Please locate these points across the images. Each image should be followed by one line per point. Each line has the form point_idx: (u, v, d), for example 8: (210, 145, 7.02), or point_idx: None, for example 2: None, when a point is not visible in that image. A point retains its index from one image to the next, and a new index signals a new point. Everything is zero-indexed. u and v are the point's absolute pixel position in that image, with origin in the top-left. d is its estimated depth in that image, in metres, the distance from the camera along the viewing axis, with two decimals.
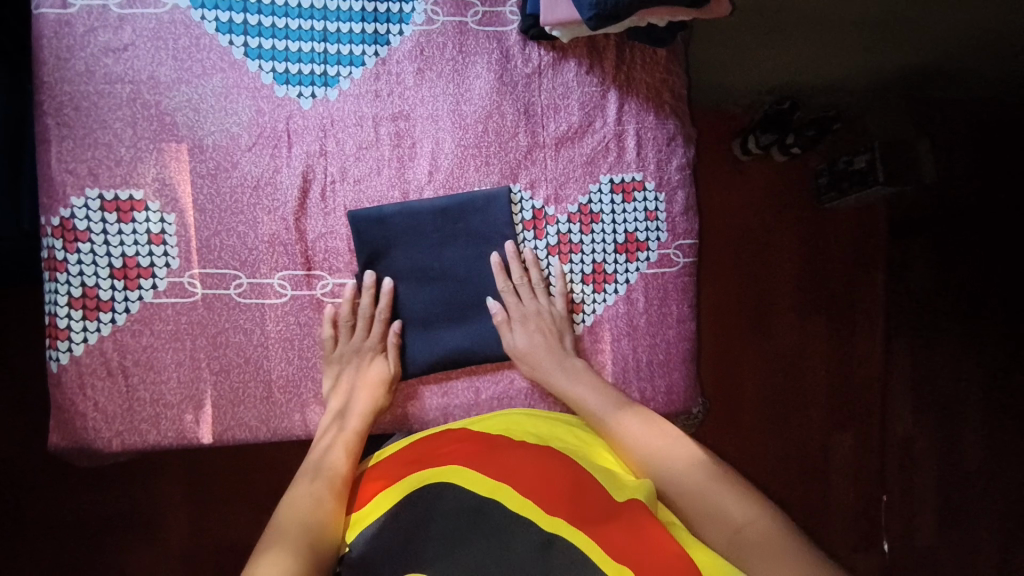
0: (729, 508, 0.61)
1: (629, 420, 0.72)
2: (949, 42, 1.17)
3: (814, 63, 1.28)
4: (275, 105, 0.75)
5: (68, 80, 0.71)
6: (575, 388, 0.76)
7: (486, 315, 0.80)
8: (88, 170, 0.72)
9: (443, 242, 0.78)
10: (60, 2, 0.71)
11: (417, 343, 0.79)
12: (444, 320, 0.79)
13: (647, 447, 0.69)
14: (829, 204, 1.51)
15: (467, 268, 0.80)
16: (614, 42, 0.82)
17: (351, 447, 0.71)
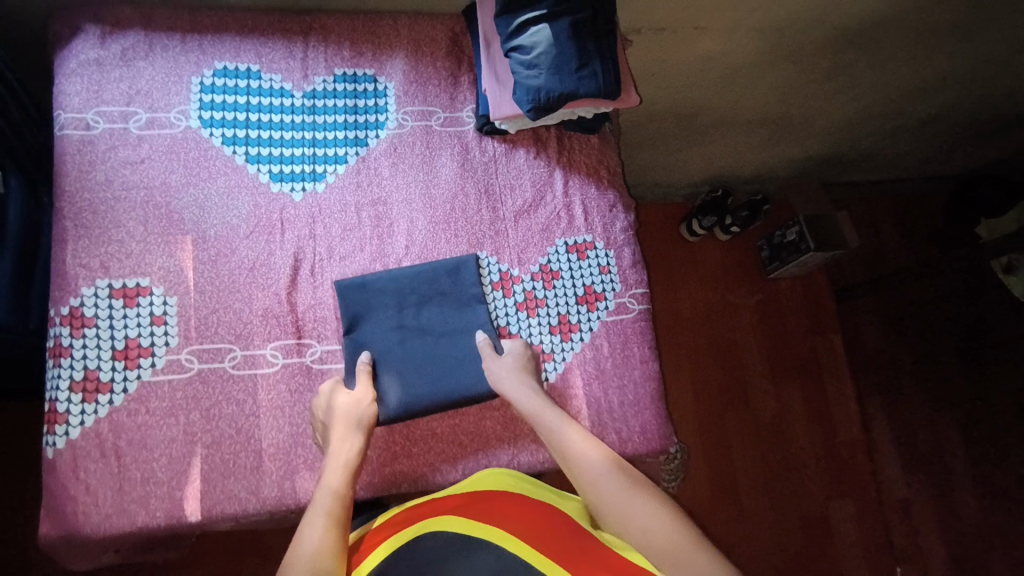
0: (661, 536, 0.62)
1: (576, 440, 0.75)
2: (822, 109, 1.46)
3: (730, 149, 1.57)
4: (271, 199, 0.87)
5: (89, 191, 0.83)
6: (537, 408, 0.79)
7: (463, 359, 0.86)
8: (100, 264, 0.80)
9: (420, 301, 0.88)
10: (85, 127, 0.85)
11: (400, 387, 0.83)
12: (423, 366, 0.85)
13: (593, 472, 0.71)
14: (773, 270, 1.67)
15: (443, 321, 0.88)
16: (554, 134, 0.99)
17: (348, 467, 0.74)
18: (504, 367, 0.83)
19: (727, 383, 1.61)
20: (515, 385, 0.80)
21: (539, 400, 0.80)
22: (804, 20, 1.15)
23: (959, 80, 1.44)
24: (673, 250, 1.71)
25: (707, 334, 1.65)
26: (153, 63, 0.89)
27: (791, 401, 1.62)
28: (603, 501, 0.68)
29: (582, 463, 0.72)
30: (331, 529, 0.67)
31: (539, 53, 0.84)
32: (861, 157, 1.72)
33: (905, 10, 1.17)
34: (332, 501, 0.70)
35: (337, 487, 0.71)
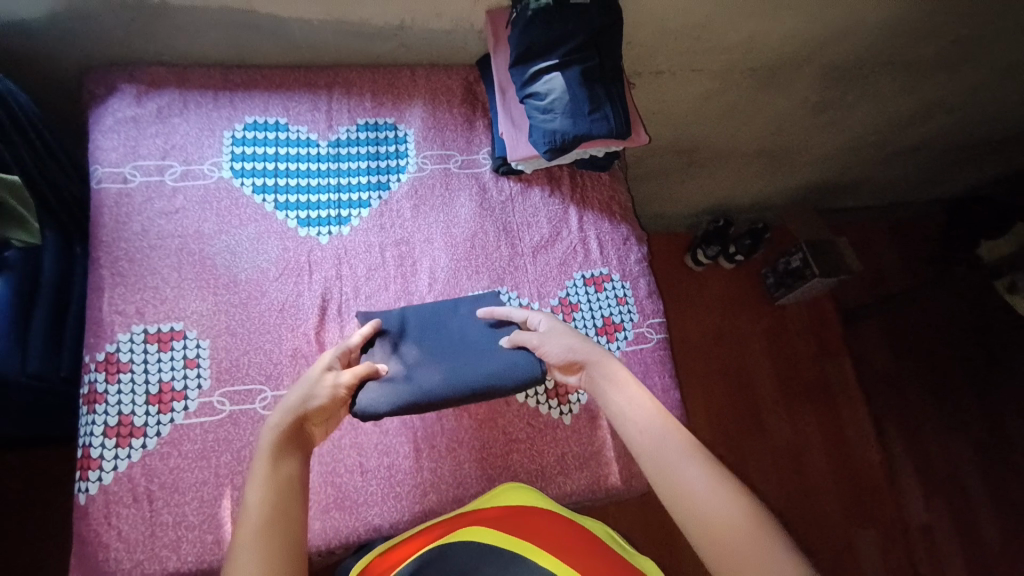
0: (721, 515, 0.58)
1: (635, 400, 0.70)
2: (813, 139, 1.54)
3: (726, 182, 1.65)
4: (299, 243, 0.90)
5: (125, 240, 0.86)
6: (596, 369, 0.74)
7: (485, 351, 0.82)
8: (135, 310, 0.83)
9: (441, 313, 0.87)
10: (123, 180, 0.89)
11: (419, 377, 0.79)
12: (450, 365, 0.81)
13: (654, 438, 0.66)
14: (781, 297, 1.70)
15: (465, 330, 0.85)
16: (567, 173, 1.04)
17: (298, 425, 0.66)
18: (553, 332, 0.79)
19: (742, 411, 1.61)
20: (575, 345, 0.77)
21: (603, 360, 0.75)
22: (794, 60, 1.24)
23: (943, 110, 1.53)
24: (680, 280, 1.74)
25: (718, 362, 1.66)
26: (186, 118, 0.94)
27: (807, 426, 1.62)
28: (657, 464, 0.64)
29: (639, 427, 0.68)
30: (277, 489, 0.60)
31: (553, 99, 0.89)
32: (852, 185, 1.81)
33: (887, 47, 1.26)
34: (279, 461, 0.62)
35: (288, 445, 0.64)
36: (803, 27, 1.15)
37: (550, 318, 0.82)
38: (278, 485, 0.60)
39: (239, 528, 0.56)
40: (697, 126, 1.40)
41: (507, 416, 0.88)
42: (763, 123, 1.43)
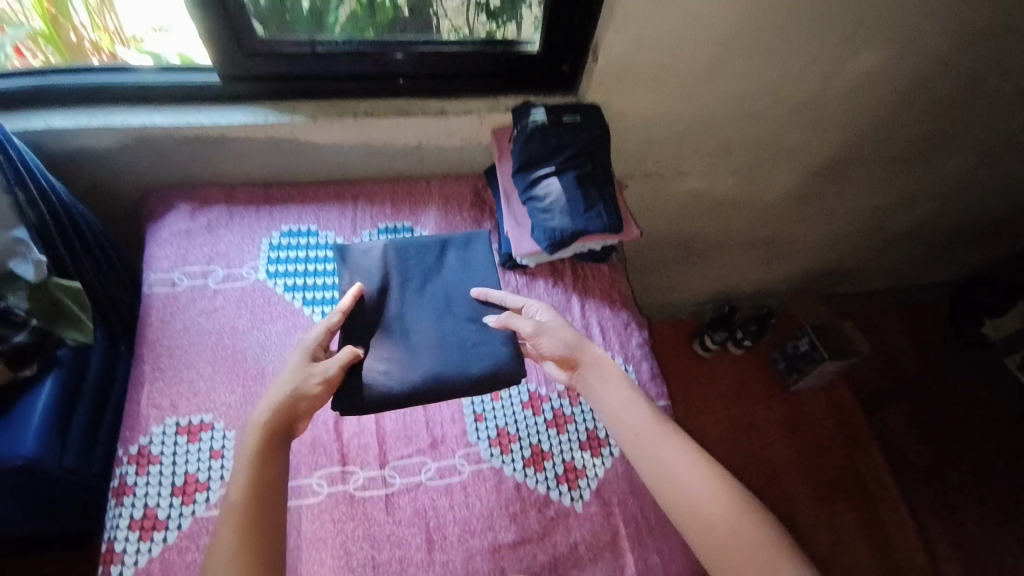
0: (696, 485, 0.80)
1: (625, 398, 0.88)
2: (801, 229, 1.65)
3: (727, 271, 1.76)
4: None
5: (168, 338, 0.95)
6: (593, 370, 0.90)
7: (471, 331, 0.93)
8: (170, 403, 0.89)
9: (429, 284, 0.97)
10: (171, 284, 0.99)
11: (416, 347, 0.90)
12: (441, 339, 0.91)
13: (644, 429, 0.85)
14: (794, 382, 1.73)
15: (453, 301, 0.96)
16: (569, 265, 1.13)
17: (274, 429, 0.79)
18: (555, 325, 0.93)
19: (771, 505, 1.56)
20: (574, 341, 0.92)
21: (601, 360, 0.91)
22: (771, 160, 1.37)
23: (922, 200, 1.64)
24: (688, 364, 1.82)
25: (738, 450, 1.66)
26: (230, 229, 1.06)
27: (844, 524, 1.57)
28: (649, 451, 0.84)
29: (630, 421, 0.86)
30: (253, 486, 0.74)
31: (552, 201, 1.02)
32: (850, 272, 1.90)
33: (857, 148, 1.39)
34: (256, 462, 0.76)
35: (264, 447, 0.77)
36: (775, 134, 1.30)
37: (549, 311, 0.95)
38: (252, 483, 0.74)
39: (226, 519, 0.72)
40: (689, 220, 1.52)
41: (519, 503, 0.89)
42: (752, 217, 1.55)
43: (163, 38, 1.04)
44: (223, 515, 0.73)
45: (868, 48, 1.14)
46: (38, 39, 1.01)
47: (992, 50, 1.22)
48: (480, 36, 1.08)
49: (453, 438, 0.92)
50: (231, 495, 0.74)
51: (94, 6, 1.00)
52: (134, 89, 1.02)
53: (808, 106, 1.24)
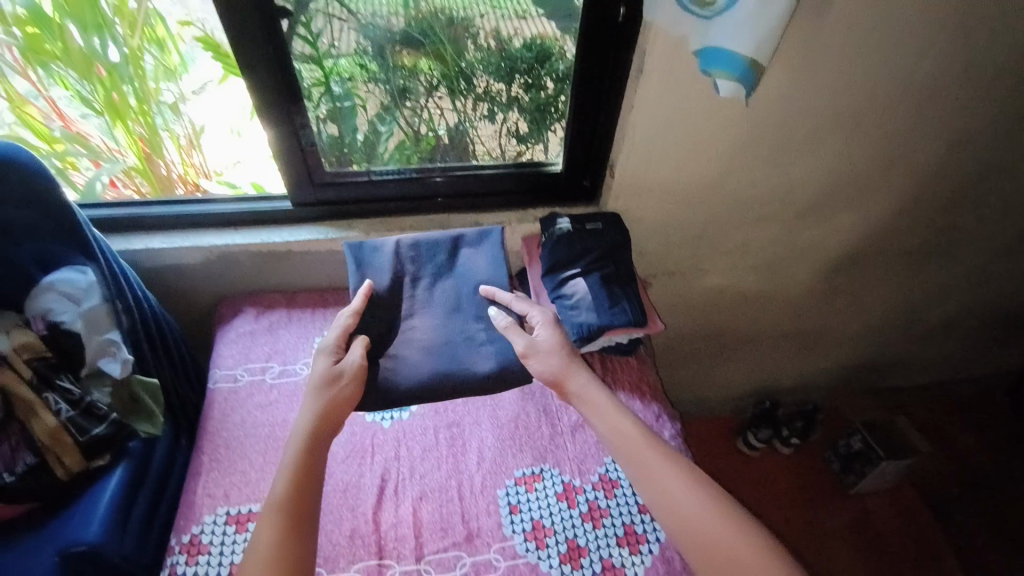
0: (685, 500, 0.84)
1: (613, 418, 0.94)
2: (831, 323, 1.69)
3: (766, 371, 1.83)
4: (365, 426, 1.04)
5: (226, 429, 1.03)
6: (580, 389, 0.97)
7: (479, 333, 1.05)
8: (223, 492, 0.94)
9: (439, 284, 1.09)
10: (232, 380, 1.10)
11: (428, 348, 1.02)
12: (451, 341, 1.04)
13: (632, 447, 0.90)
14: (853, 484, 1.77)
15: (464, 303, 1.07)
16: (598, 357, 1.18)
17: (315, 431, 0.89)
18: (547, 345, 1.01)
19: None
20: (562, 366, 0.99)
21: (589, 383, 0.98)
22: (788, 256, 1.45)
23: (953, 293, 1.66)
24: (734, 462, 1.89)
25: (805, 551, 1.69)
26: (289, 329, 1.19)
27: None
28: (637, 469, 0.88)
29: (619, 438, 0.92)
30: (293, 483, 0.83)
31: (579, 298, 1.11)
32: (891, 365, 1.89)
33: (873, 243, 1.46)
34: (298, 460, 0.86)
35: (305, 445, 0.88)
36: (788, 233, 1.39)
37: (547, 321, 1.03)
38: (293, 480, 0.84)
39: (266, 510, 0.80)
40: (715, 314, 1.59)
41: None
42: (780, 314, 1.63)
43: (238, 169, 1.30)
44: (266, 511, 0.80)
45: (866, 162, 1.24)
46: (132, 172, 1.26)
47: (990, 158, 1.30)
48: (512, 160, 1.26)
49: (489, 531, 0.93)
50: (275, 491, 0.82)
51: (184, 146, 1.25)
52: (218, 214, 1.21)
53: (816, 208, 1.34)
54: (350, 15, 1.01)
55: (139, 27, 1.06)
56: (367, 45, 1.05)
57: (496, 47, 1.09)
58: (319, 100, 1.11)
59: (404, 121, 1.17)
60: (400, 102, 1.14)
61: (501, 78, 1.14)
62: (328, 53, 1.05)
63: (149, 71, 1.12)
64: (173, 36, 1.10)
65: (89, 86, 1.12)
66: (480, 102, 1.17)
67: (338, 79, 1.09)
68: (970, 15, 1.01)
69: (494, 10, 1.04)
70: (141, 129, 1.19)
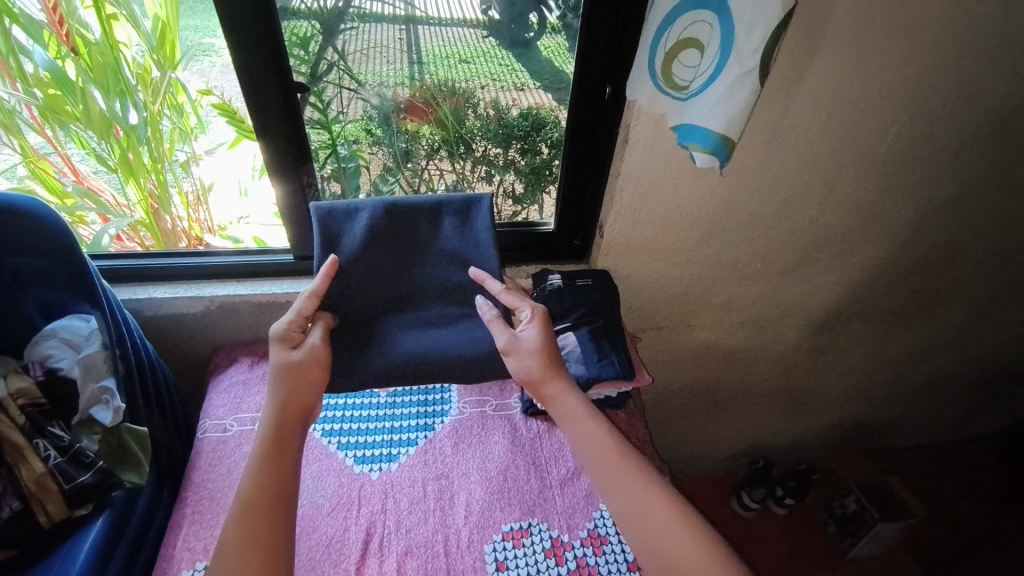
0: (656, 514, 0.83)
1: (586, 428, 0.93)
2: (821, 383, 1.72)
3: (756, 428, 1.85)
4: (353, 478, 1.04)
5: (212, 479, 1.02)
6: (556, 395, 0.97)
7: (457, 319, 1.07)
8: (203, 546, 0.91)
9: (418, 256, 1.06)
10: (222, 429, 1.10)
11: (405, 329, 1.04)
12: (428, 326, 1.06)
13: (604, 457, 0.90)
14: (851, 546, 1.73)
15: (444, 281, 1.06)
16: None
17: (280, 418, 0.87)
18: (529, 345, 0.98)
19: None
20: (539, 369, 0.97)
21: (565, 390, 0.97)
22: (773, 315, 1.50)
23: (937, 351, 1.70)
24: (733, 524, 1.86)
25: None
26: None
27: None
28: (609, 480, 0.88)
29: (591, 449, 0.91)
30: (261, 476, 0.82)
31: (568, 350, 1.14)
32: (881, 424, 1.93)
33: (855, 303, 1.51)
34: (266, 450, 0.84)
35: (270, 434, 0.86)
36: (772, 293, 1.44)
37: (535, 317, 1.01)
38: (261, 471, 0.82)
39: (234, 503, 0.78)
40: (706, 373, 1.62)
41: None
42: (771, 373, 1.66)
43: (241, 224, 1.39)
44: (233, 505, 0.78)
45: (840, 227, 1.32)
46: (138, 227, 1.31)
47: (958, 226, 1.38)
48: (508, 219, 1.35)
49: None
50: (243, 488, 0.80)
51: (191, 202, 1.34)
52: (224, 266, 1.26)
53: (798, 269, 1.40)
54: (356, 87, 1.11)
55: (161, 95, 1.17)
56: (372, 113, 1.16)
57: (494, 116, 1.19)
58: (325, 161, 1.19)
59: (404, 181, 1.28)
60: (403, 164, 1.25)
61: (499, 144, 1.24)
62: (335, 118, 1.14)
63: (165, 134, 1.22)
64: (194, 102, 1.21)
65: (106, 146, 1.18)
66: (478, 164, 1.27)
67: (344, 141, 1.18)
68: (929, 100, 1.10)
69: (494, 82, 1.14)
70: (152, 186, 1.27)
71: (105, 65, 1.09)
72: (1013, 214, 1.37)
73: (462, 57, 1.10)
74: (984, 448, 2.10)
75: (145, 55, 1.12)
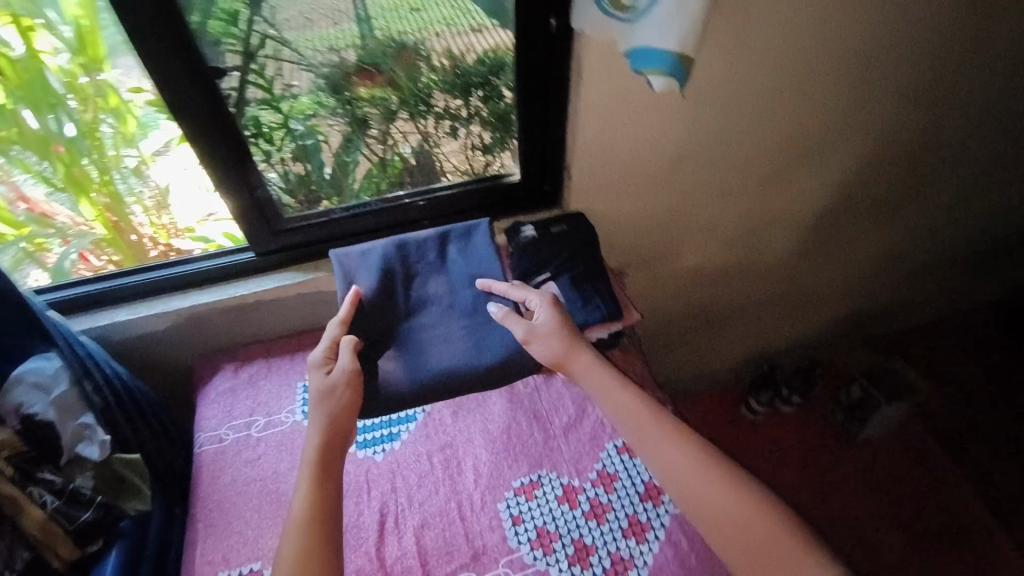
0: (695, 481, 0.84)
1: (618, 400, 0.93)
2: (814, 285, 1.71)
3: (756, 338, 1.84)
4: (358, 464, 1.03)
5: (218, 490, 1.02)
6: (582, 373, 0.96)
7: (475, 326, 1.05)
8: (222, 556, 0.93)
9: (430, 281, 1.09)
10: (218, 440, 1.09)
11: (426, 349, 1.02)
12: (447, 339, 1.04)
13: (639, 426, 0.90)
14: (859, 431, 1.80)
15: (455, 298, 1.07)
16: None
17: (324, 437, 0.87)
18: (544, 329, 0.99)
19: (854, 549, 1.66)
20: (560, 351, 0.97)
21: (590, 362, 0.96)
22: (758, 227, 1.46)
23: (928, 233, 1.69)
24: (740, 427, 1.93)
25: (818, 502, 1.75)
26: (269, 379, 1.18)
27: (952, 572, 1.61)
28: (645, 447, 0.88)
29: (624, 419, 0.91)
30: (312, 494, 0.82)
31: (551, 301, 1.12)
32: (879, 312, 1.94)
33: (840, 201, 1.47)
34: (313, 469, 0.85)
35: (316, 452, 0.86)
36: (753, 205, 1.40)
37: (547, 304, 1.01)
38: (312, 490, 0.83)
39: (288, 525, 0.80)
40: (697, 297, 1.61)
41: None
42: (763, 284, 1.64)
43: (210, 223, 1.25)
44: (286, 527, 0.80)
45: (816, 126, 1.26)
46: (102, 244, 1.25)
47: (939, 103, 1.32)
48: (477, 172, 1.27)
49: (494, 547, 0.92)
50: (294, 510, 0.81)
51: (152, 208, 1.24)
52: (186, 276, 1.20)
53: (776, 177, 1.35)
54: (301, 58, 1.03)
55: (92, 100, 1.07)
56: (321, 82, 1.07)
57: (450, 66, 1.11)
58: (282, 142, 1.13)
59: (372, 149, 1.19)
60: (365, 132, 1.16)
61: (458, 96, 1.16)
62: (284, 95, 1.07)
63: (107, 140, 1.12)
64: (129, 104, 1.08)
65: (50, 166, 1.12)
66: (442, 120, 1.19)
67: (299, 117, 1.11)
68: None
69: (449, 28, 1.06)
70: (105, 200, 1.20)
71: (35, 80, 1.02)
72: (993, 79, 1.31)
73: (411, 5, 1.01)
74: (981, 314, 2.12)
75: (72, 63, 1.03)
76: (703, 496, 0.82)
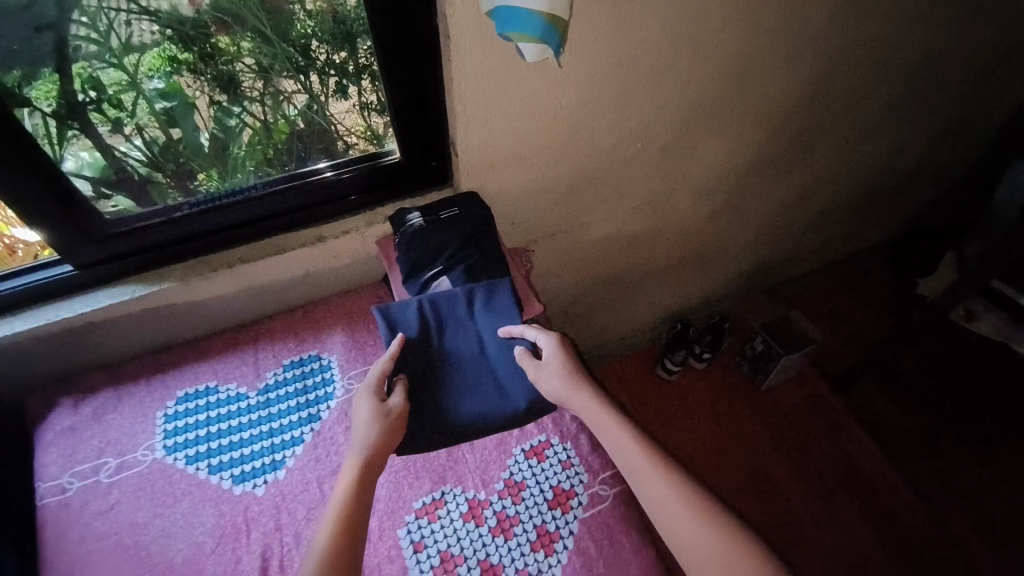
0: (691, 530, 0.77)
1: (618, 437, 0.85)
2: (722, 243, 1.73)
3: (670, 299, 1.86)
4: (235, 502, 0.91)
5: (61, 552, 0.86)
6: (585, 410, 0.88)
7: (504, 373, 0.93)
8: None
9: (455, 332, 0.96)
10: (59, 489, 0.92)
11: (453, 402, 0.90)
12: (470, 387, 0.92)
13: (638, 465, 0.82)
14: (762, 380, 1.84)
15: (482, 350, 0.96)
16: None
17: (360, 476, 0.79)
18: (554, 366, 0.90)
19: (758, 493, 1.73)
20: (564, 390, 0.88)
21: (590, 406, 0.88)
22: (666, 192, 1.41)
23: (825, 185, 1.73)
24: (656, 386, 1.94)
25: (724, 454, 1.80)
26: (120, 411, 1.00)
27: (845, 505, 1.69)
28: (642, 488, 0.81)
29: (624, 457, 0.84)
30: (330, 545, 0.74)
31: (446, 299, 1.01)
32: (782, 262, 2.01)
33: (744, 160, 1.45)
34: (341, 514, 0.76)
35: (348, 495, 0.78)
36: (660, 171, 1.34)
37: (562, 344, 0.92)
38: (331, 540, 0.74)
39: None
40: (611, 265, 1.56)
41: None
42: (673, 247, 1.63)
43: None
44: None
45: (719, 85, 1.20)
46: None
47: (836, 56, 1.30)
48: (379, 135, 1.08)
49: None
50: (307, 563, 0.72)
51: None
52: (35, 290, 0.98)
53: (681, 140, 1.29)
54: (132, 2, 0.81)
55: None
56: (168, 31, 0.85)
57: (328, 9, 0.90)
58: (137, 107, 0.91)
59: (253, 110, 0.98)
60: (237, 91, 0.94)
61: (342, 46, 0.95)
62: (128, 48, 0.85)
63: None
64: None
65: None
66: (327, 75, 0.98)
67: (151, 76, 0.88)
68: None
69: None
70: None
71: None
72: (884, 27, 1.30)
73: None
74: (872, 256, 2.26)
75: None
76: (700, 547, 0.76)
